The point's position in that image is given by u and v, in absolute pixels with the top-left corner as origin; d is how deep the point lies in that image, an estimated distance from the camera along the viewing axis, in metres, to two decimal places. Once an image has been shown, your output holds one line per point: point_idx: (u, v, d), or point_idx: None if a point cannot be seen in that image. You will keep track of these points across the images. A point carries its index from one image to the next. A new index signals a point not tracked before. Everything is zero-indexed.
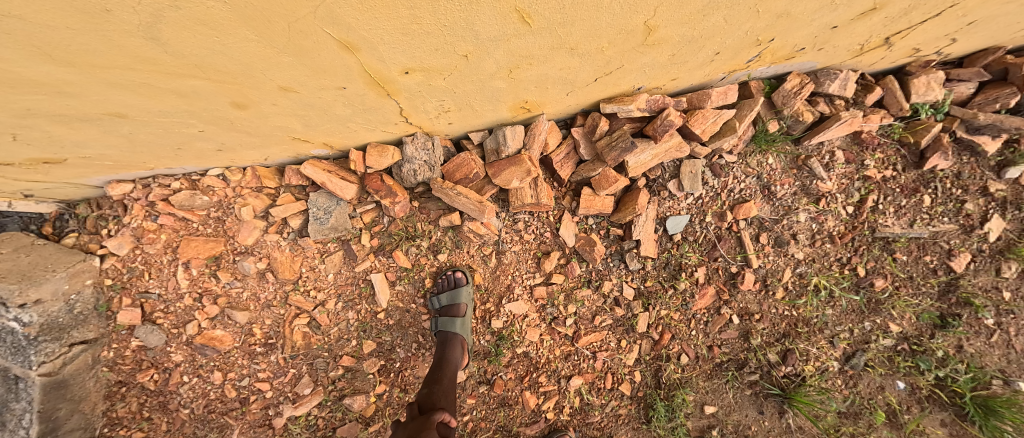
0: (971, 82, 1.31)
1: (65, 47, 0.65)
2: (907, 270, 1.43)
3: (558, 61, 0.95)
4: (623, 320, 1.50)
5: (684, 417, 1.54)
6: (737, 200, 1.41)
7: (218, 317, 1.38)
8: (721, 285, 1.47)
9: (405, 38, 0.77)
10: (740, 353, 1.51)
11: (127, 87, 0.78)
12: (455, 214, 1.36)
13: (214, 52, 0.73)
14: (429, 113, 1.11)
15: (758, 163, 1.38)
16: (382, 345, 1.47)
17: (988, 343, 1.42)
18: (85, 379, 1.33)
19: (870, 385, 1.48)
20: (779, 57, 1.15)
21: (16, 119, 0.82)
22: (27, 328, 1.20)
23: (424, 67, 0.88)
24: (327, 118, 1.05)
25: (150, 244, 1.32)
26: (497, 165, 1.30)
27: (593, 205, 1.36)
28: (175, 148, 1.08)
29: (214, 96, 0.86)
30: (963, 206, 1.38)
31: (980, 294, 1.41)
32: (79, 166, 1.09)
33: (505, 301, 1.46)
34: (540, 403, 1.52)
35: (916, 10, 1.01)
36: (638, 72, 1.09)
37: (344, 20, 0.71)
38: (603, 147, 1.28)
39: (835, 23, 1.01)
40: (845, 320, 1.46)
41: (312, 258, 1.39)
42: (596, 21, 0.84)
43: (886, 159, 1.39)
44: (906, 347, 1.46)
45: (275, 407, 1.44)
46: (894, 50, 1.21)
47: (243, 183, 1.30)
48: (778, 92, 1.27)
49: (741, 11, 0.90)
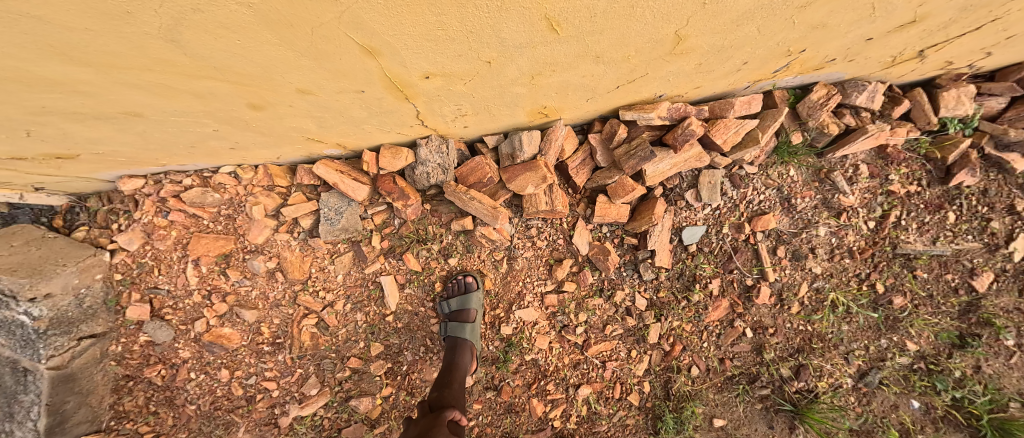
0: (1002, 97, 1.27)
1: (84, 47, 0.63)
2: (927, 288, 1.39)
3: (583, 68, 0.92)
4: (634, 330, 1.48)
5: (693, 430, 1.50)
6: (756, 211, 1.38)
7: (227, 315, 1.37)
8: (736, 298, 1.44)
9: (430, 44, 0.75)
10: (751, 367, 1.48)
11: (144, 87, 0.76)
12: (467, 219, 1.34)
13: (234, 55, 0.70)
14: (445, 116, 1.08)
15: (779, 175, 1.35)
16: (390, 347, 1.46)
17: (1007, 364, 1.38)
18: (94, 372, 1.32)
19: (884, 403, 1.44)
20: (808, 67, 1.11)
21: (30, 116, 0.81)
22: (36, 322, 1.19)
23: (445, 72, 0.86)
24: (342, 120, 1.02)
25: (160, 240, 1.32)
26: (512, 170, 1.27)
27: (608, 213, 1.34)
28: (188, 146, 1.06)
29: (230, 97, 0.84)
30: (989, 224, 1.34)
31: (1001, 315, 1.37)
32: (92, 162, 1.08)
33: (515, 308, 1.45)
34: (547, 410, 1.50)
35: (956, 23, 0.97)
36: (662, 81, 1.06)
37: (370, 26, 0.69)
38: (621, 154, 1.25)
39: (869, 35, 0.98)
40: (860, 337, 1.43)
41: (322, 258, 1.38)
42: (626, 30, 0.81)
43: (911, 174, 1.34)
44: (923, 366, 1.42)
45: (281, 406, 1.43)
46: (926, 63, 1.17)
47: (255, 182, 1.29)
48: (804, 103, 1.24)
49: (776, 22, 0.87)
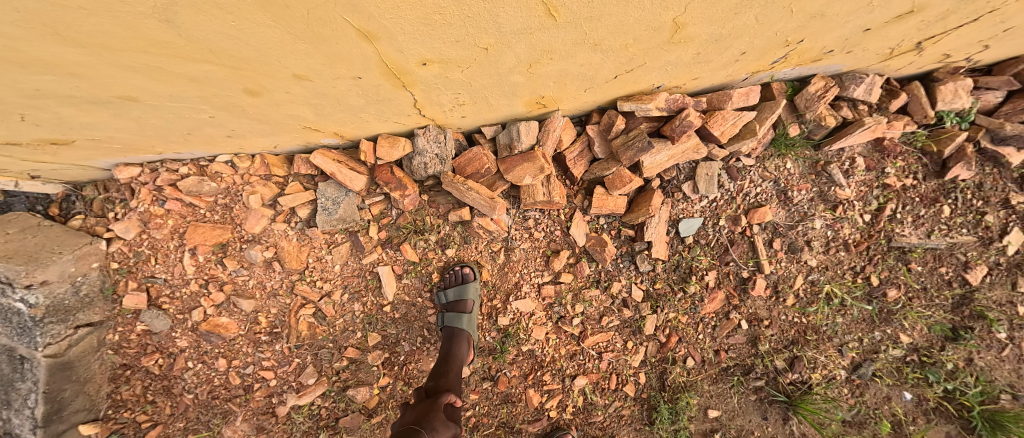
0: (1000, 91, 1.26)
1: (79, 27, 0.63)
2: (921, 281, 1.40)
3: (581, 56, 0.92)
4: (630, 321, 1.49)
5: (688, 420, 1.52)
6: (752, 204, 1.38)
7: (224, 305, 1.38)
8: (732, 290, 1.45)
9: (427, 29, 0.75)
10: (746, 359, 1.49)
11: (139, 70, 0.76)
12: (464, 209, 1.35)
13: (228, 37, 0.70)
14: (442, 106, 1.08)
15: (776, 167, 1.36)
16: (388, 338, 1.47)
17: (998, 357, 1.40)
18: (91, 361, 1.33)
19: (877, 395, 1.46)
20: (805, 59, 1.11)
21: (25, 99, 0.80)
22: (33, 309, 1.20)
23: (442, 59, 0.86)
24: (340, 108, 1.02)
25: (157, 229, 1.31)
26: (510, 161, 1.27)
27: (605, 205, 1.34)
28: (184, 133, 1.06)
29: (227, 82, 0.84)
30: (983, 218, 1.35)
31: (994, 308, 1.38)
32: (87, 148, 1.07)
33: (512, 299, 1.45)
34: (543, 401, 1.51)
35: (953, 14, 0.97)
36: (660, 71, 1.05)
37: (365, 8, 0.68)
38: (619, 146, 1.25)
39: (867, 26, 0.98)
40: (854, 329, 1.44)
41: (319, 249, 1.38)
42: (623, 17, 0.81)
43: (907, 167, 1.35)
44: (916, 358, 1.43)
45: (279, 395, 1.44)
46: (924, 55, 1.16)
47: (252, 171, 1.29)
48: (802, 95, 1.24)
49: (774, 11, 0.87)
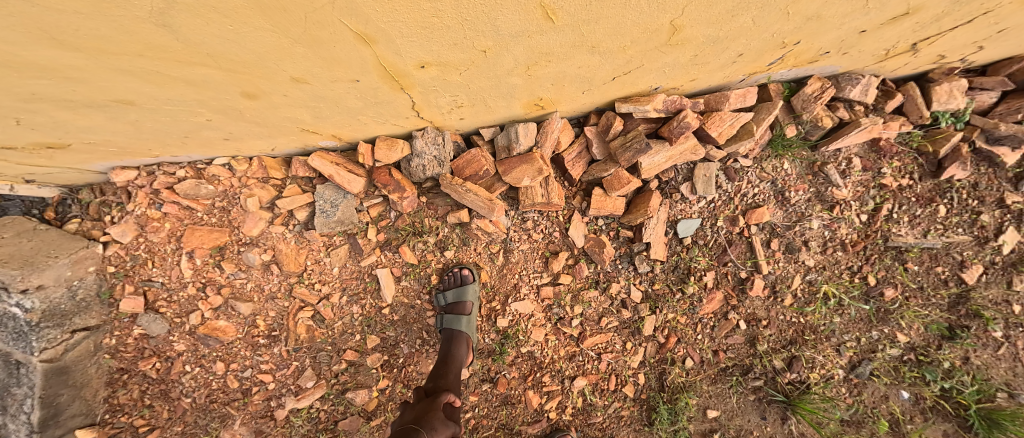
0: (994, 91, 1.27)
1: (75, 31, 0.62)
2: (918, 280, 1.41)
3: (579, 58, 0.92)
4: (629, 322, 1.49)
5: (687, 421, 1.52)
6: (749, 204, 1.39)
7: (222, 308, 1.37)
8: (730, 290, 1.46)
9: (425, 32, 0.75)
10: (745, 359, 1.49)
11: (136, 74, 0.76)
12: (463, 211, 1.35)
13: (226, 41, 0.70)
14: (440, 108, 1.08)
15: (773, 168, 1.36)
16: (387, 340, 1.46)
17: (994, 355, 1.41)
18: (87, 365, 1.32)
19: (875, 394, 1.47)
20: (802, 60, 1.11)
21: (20, 103, 0.80)
22: (28, 314, 1.19)
23: (440, 62, 0.86)
24: (337, 110, 1.02)
25: (153, 232, 1.31)
26: (508, 163, 1.27)
27: (603, 206, 1.35)
28: (181, 136, 1.06)
29: (224, 85, 0.84)
30: (978, 217, 1.36)
31: (990, 306, 1.39)
32: (83, 151, 1.07)
33: (511, 301, 1.45)
34: (543, 402, 1.51)
35: (948, 16, 0.97)
36: (658, 72, 1.06)
37: (363, 11, 0.68)
38: (617, 147, 1.26)
39: (863, 28, 0.99)
40: (852, 329, 1.45)
41: (317, 251, 1.37)
42: (620, 19, 0.81)
43: (903, 168, 1.36)
44: (913, 357, 1.44)
45: (277, 398, 1.44)
46: (919, 56, 1.17)
47: (249, 174, 1.28)
48: (798, 96, 1.25)
49: (770, 13, 0.87)
